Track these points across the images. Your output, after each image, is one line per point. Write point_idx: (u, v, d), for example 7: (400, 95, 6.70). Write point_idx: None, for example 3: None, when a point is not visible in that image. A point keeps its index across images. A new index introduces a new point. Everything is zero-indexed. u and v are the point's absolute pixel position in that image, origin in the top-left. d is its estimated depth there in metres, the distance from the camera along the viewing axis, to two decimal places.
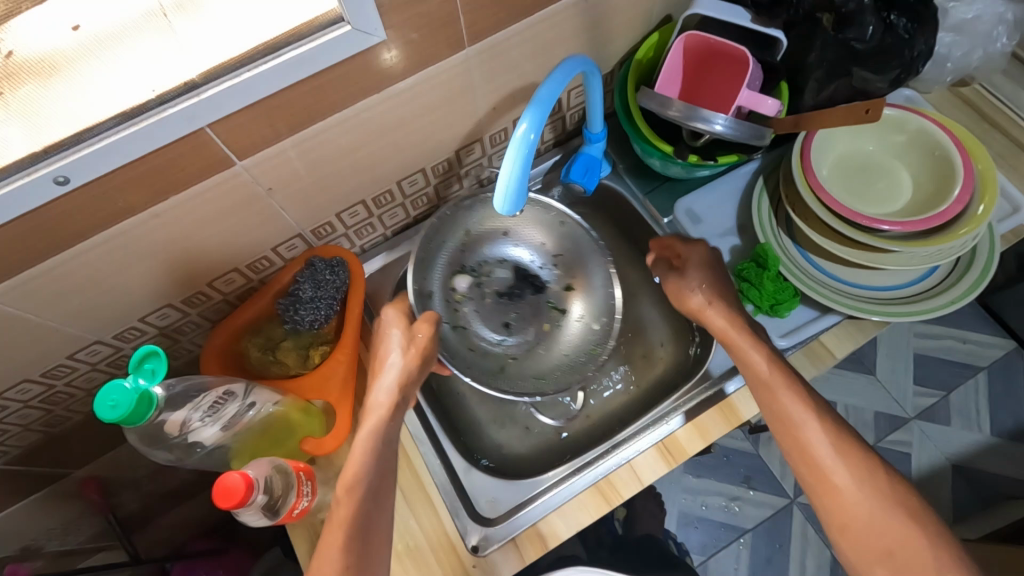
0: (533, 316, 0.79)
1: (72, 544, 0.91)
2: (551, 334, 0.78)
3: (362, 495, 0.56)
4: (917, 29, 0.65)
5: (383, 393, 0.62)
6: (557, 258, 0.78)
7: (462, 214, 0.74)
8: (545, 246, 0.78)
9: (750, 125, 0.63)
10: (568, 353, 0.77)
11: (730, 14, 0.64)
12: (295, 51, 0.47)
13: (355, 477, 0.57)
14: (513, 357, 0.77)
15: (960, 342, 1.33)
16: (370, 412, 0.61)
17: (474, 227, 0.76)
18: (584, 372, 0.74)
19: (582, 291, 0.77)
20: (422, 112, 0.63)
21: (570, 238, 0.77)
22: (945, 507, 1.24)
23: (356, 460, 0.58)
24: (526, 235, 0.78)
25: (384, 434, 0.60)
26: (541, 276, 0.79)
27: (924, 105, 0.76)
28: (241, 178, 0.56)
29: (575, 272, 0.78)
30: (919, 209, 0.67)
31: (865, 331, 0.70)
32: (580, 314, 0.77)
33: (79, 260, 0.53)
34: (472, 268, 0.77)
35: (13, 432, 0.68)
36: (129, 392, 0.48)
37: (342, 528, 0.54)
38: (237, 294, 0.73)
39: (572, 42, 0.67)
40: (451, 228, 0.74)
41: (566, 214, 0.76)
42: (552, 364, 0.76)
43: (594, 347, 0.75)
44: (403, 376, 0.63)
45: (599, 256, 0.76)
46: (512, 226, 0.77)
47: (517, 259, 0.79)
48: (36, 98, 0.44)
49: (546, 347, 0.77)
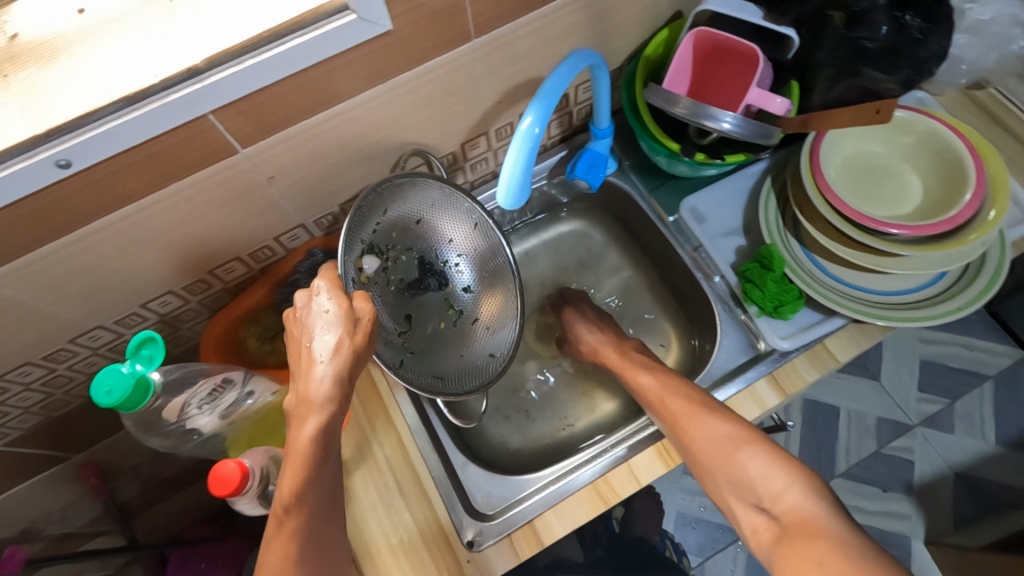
0: (431, 312, 0.73)
1: (72, 527, 0.91)
2: (448, 336, 0.73)
3: (310, 505, 0.49)
4: (930, 30, 0.63)
5: (325, 385, 0.50)
6: (469, 257, 0.73)
7: (388, 191, 0.66)
8: (460, 243, 0.73)
9: (758, 124, 0.62)
10: (466, 359, 0.73)
11: (740, 10, 0.63)
12: (300, 39, 0.47)
13: (301, 489, 0.48)
14: (411, 353, 0.71)
15: (965, 350, 1.32)
16: (314, 410, 0.50)
17: (395, 207, 0.68)
18: (486, 380, 0.72)
19: (487, 302, 0.74)
20: (426, 103, 0.62)
21: (485, 243, 0.73)
22: (946, 515, 1.23)
23: (297, 469, 0.49)
24: (442, 227, 0.72)
25: (329, 436, 0.50)
26: (447, 271, 0.73)
27: (936, 108, 0.76)
28: (243, 167, 0.56)
29: (484, 280, 0.74)
30: (928, 213, 0.66)
31: (868, 335, 0.69)
32: (483, 325, 0.74)
33: (81, 244, 0.53)
34: (380, 249, 0.69)
35: (14, 414, 0.68)
36: (125, 377, 0.48)
37: (291, 544, 0.49)
38: (239, 283, 0.72)
39: (579, 36, 0.66)
40: (371, 207, 0.66)
41: (483, 215, 0.71)
42: (452, 365, 0.73)
43: (495, 362, 0.73)
44: (345, 362, 0.51)
45: (511, 273, 0.73)
46: (427, 215, 0.70)
47: (425, 249, 0.72)
48: (35, 78, 0.46)
49: (445, 349, 0.73)
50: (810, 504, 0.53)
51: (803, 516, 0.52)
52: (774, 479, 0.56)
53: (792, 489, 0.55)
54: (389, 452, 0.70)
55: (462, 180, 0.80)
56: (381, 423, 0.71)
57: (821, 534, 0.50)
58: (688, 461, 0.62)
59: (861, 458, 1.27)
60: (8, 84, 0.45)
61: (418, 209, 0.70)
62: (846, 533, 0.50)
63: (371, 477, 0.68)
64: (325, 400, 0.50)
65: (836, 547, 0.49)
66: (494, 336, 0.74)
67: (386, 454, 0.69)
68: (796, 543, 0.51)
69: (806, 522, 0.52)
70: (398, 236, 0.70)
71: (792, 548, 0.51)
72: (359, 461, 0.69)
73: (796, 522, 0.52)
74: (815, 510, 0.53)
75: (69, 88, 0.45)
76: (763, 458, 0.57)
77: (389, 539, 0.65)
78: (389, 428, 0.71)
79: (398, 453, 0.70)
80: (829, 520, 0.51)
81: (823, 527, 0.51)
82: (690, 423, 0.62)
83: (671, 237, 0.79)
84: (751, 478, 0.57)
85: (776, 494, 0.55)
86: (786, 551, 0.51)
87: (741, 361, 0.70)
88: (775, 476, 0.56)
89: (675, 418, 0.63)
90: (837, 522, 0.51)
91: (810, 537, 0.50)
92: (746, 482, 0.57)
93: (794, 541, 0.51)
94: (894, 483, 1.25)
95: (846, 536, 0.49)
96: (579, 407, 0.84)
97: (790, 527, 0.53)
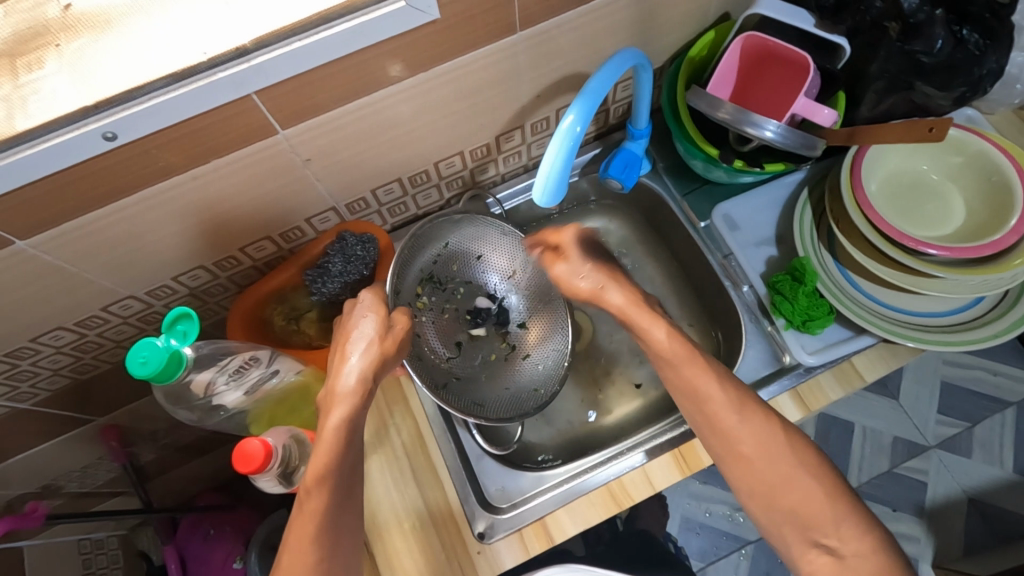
0: (483, 343, 0.79)
1: (90, 487, 0.94)
2: (496, 365, 0.78)
3: (333, 487, 0.49)
4: (989, 46, 0.61)
5: (352, 378, 0.52)
6: (522, 293, 0.80)
7: (447, 225, 0.76)
8: (514, 279, 0.80)
9: (802, 134, 0.61)
10: (511, 391, 0.76)
11: (791, 16, 0.62)
12: (347, 24, 0.47)
13: (325, 472, 0.49)
14: (456, 377, 0.75)
15: (990, 375, 1.28)
16: (340, 401, 0.52)
17: (454, 241, 0.77)
18: (523, 411, 0.73)
19: (537, 337, 0.78)
20: (465, 93, 0.62)
21: (536, 278, 0.79)
22: (955, 539, 1.21)
23: (323, 454, 0.50)
24: (498, 263, 0.79)
25: (353, 424, 0.52)
26: (507, 308, 0.80)
27: (986, 127, 0.73)
28: (282, 147, 0.56)
29: (536, 313, 0.79)
30: (971, 235, 0.64)
31: (898, 356, 0.68)
32: (531, 357, 0.78)
33: (120, 215, 0.54)
34: (439, 279, 0.78)
35: (43, 375, 0.70)
36: (160, 350, 0.49)
37: (310, 524, 0.48)
38: (268, 261, 0.73)
39: (624, 34, 0.65)
40: (432, 237, 0.75)
41: (537, 253, 0.77)
42: (494, 395, 0.75)
43: (538, 395, 0.75)
44: (373, 361, 0.54)
45: (561, 309, 0.78)
46: (487, 253, 0.79)
47: (484, 285, 0.80)
48: (87, 51, 0.46)
49: (491, 379, 0.77)
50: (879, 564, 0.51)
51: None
52: (845, 527, 0.52)
53: (862, 543, 0.52)
54: (406, 439, 0.70)
55: (494, 171, 0.80)
56: (400, 409, 0.72)
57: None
58: (748, 482, 0.55)
59: (874, 476, 1.25)
60: (60, 54, 0.46)
61: (479, 246, 0.78)
62: None
63: (387, 462, 0.69)
64: (351, 391, 0.52)
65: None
66: (540, 369, 0.77)
67: (403, 441, 0.70)
68: None
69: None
70: (458, 270, 0.79)
71: None
72: (377, 446, 0.69)
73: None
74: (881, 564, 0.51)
75: (114, 59, 0.46)
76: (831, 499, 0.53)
77: (402, 525, 0.65)
78: (407, 415, 0.71)
79: (414, 441, 0.70)
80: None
81: None
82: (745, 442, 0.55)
83: (701, 242, 0.78)
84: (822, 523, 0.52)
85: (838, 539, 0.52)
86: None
87: (765, 374, 0.70)
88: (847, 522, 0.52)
89: (757, 432, 0.55)
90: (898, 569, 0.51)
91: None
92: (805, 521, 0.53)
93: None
94: (905, 503, 1.24)
95: None
96: (593, 409, 0.84)
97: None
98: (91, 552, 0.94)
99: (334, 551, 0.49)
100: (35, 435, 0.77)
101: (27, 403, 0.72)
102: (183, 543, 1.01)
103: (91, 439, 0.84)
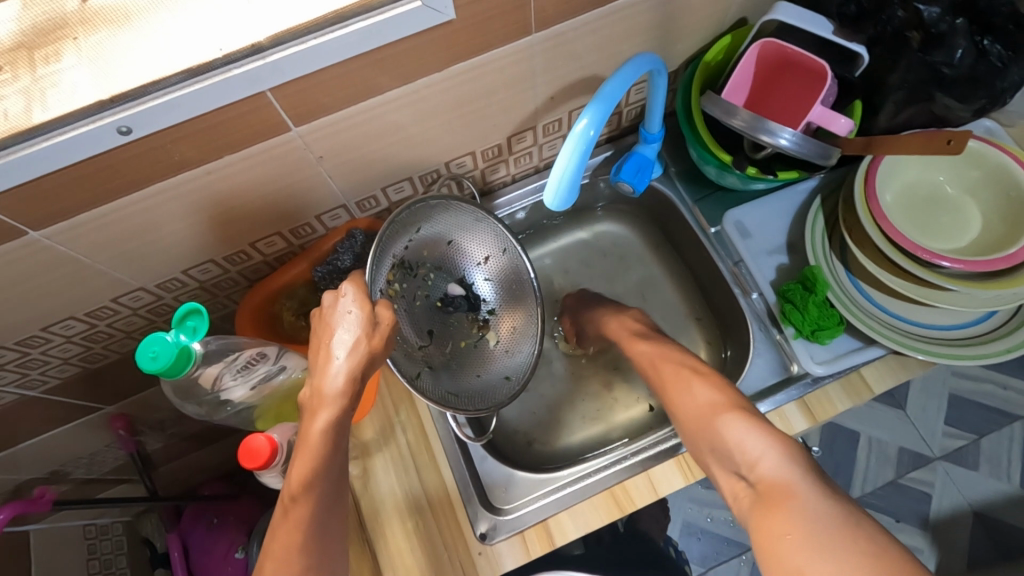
0: (454, 330, 0.77)
1: (96, 474, 0.94)
2: (466, 353, 0.76)
3: (320, 496, 0.48)
4: (1011, 58, 0.60)
5: (338, 381, 0.49)
6: (494, 280, 0.78)
7: (422, 210, 0.70)
8: (487, 265, 0.77)
9: (817, 142, 0.60)
10: (483, 380, 0.75)
11: (811, 23, 0.62)
12: (363, 24, 0.47)
13: (310, 479, 0.48)
14: (430, 367, 0.72)
15: (999, 388, 1.27)
16: (326, 405, 0.49)
17: (426, 226, 0.72)
18: (498, 402, 0.73)
19: (508, 325, 0.77)
20: (478, 95, 0.61)
21: (510, 267, 0.77)
22: (960, 553, 1.19)
23: (306, 461, 0.48)
24: (470, 249, 0.76)
25: (341, 430, 0.50)
26: (478, 294, 0.78)
27: (1005, 138, 0.72)
28: (295, 144, 0.56)
29: (508, 301, 0.78)
30: (985, 250, 0.63)
31: (908, 369, 0.67)
32: (503, 345, 0.77)
33: (132, 208, 0.55)
34: (410, 265, 0.73)
35: (53, 364, 0.70)
36: (170, 345, 0.50)
37: (297, 533, 0.47)
38: (278, 257, 0.74)
39: (641, 38, 0.65)
40: (407, 223, 0.70)
41: (511, 241, 0.75)
42: (467, 385, 0.74)
43: (510, 384, 0.75)
44: (361, 361, 0.50)
45: (533, 299, 0.76)
46: (458, 237, 0.75)
47: (454, 270, 0.77)
48: (104, 47, 0.46)
49: (462, 368, 0.75)
50: (787, 471, 0.48)
51: (778, 484, 0.48)
52: (753, 441, 0.51)
53: (770, 455, 0.50)
54: (410, 437, 0.70)
55: (505, 171, 0.80)
56: (405, 408, 0.72)
57: (794, 505, 0.46)
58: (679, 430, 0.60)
59: (878, 486, 1.24)
60: (78, 47, 0.46)
61: (451, 231, 0.75)
62: (821, 503, 0.45)
63: (392, 460, 0.69)
64: (338, 395, 0.49)
65: (804, 518, 0.45)
66: (512, 358, 0.76)
67: (408, 439, 0.70)
68: (769, 510, 0.47)
69: (781, 488, 0.48)
70: (428, 255, 0.74)
71: (766, 515, 0.47)
72: (382, 444, 0.70)
73: (769, 489, 0.48)
74: (791, 476, 0.48)
75: (131, 55, 0.46)
76: (744, 424, 0.53)
77: (405, 523, 0.66)
78: (412, 413, 0.72)
79: (419, 441, 0.70)
80: (807, 490, 0.47)
81: (797, 495, 0.46)
82: (682, 390, 0.60)
83: (712, 248, 0.78)
84: (730, 446, 0.53)
85: (753, 461, 0.51)
86: (758, 520, 0.48)
87: (773, 382, 0.70)
88: (758, 439, 0.51)
89: (668, 387, 0.62)
90: (814, 492, 0.46)
91: (782, 508, 0.46)
92: (728, 450, 0.53)
93: (767, 509, 0.47)
94: (910, 514, 1.22)
95: (823, 509, 0.45)
96: (595, 413, 0.84)
97: (763, 495, 0.48)
98: (96, 537, 0.95)
99: (322, 559, 0.49)
100: (43, 421, 0.77)
101: (37, 391, 0.73)
102: (186, 532, 1.01)
103: (99, 427, 0.85)
